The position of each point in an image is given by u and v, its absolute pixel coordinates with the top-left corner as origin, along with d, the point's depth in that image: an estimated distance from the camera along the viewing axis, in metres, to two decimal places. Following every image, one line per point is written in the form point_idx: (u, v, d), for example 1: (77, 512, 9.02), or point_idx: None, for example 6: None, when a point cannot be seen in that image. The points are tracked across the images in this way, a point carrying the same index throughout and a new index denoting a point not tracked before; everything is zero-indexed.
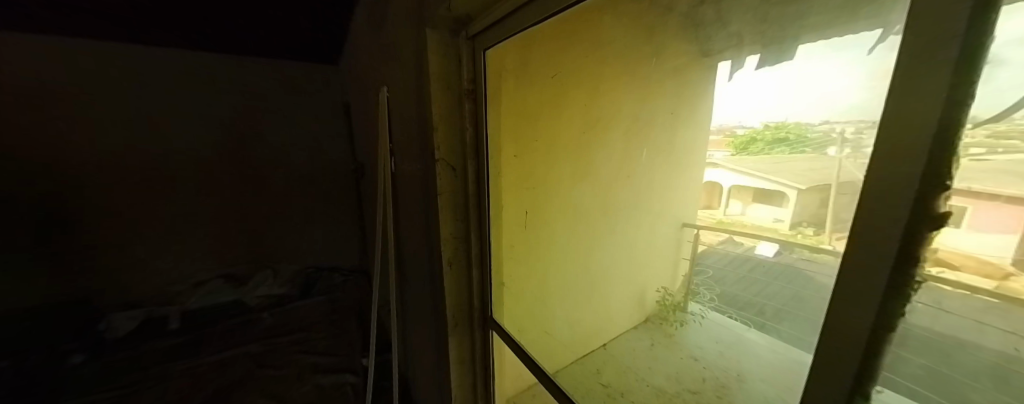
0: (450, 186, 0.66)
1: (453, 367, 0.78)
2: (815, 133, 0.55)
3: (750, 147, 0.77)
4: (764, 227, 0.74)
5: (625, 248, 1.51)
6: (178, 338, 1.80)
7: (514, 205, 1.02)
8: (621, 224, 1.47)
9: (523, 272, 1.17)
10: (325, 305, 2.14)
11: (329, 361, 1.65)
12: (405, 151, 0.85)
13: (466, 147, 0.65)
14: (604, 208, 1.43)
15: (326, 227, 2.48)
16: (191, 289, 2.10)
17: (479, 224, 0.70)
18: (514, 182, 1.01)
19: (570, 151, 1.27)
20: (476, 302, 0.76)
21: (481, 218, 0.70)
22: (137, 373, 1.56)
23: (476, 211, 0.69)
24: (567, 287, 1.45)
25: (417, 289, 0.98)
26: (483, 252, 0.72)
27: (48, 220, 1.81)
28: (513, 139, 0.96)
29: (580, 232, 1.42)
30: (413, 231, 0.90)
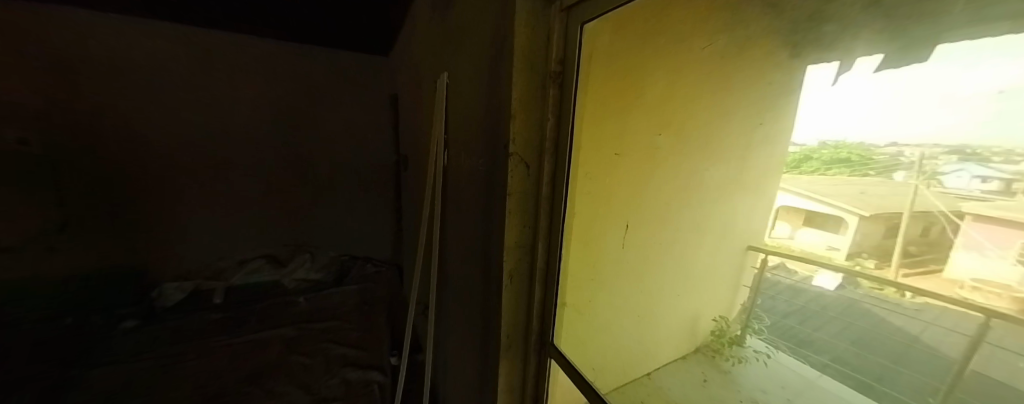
0: (522, 185, 0.56)
1: (500, 397, 0.68)
2: (882, 157, 0.65)
3: (803, 166, 0.85)
4: (815, 253, 0.88)
5: (684, 274, 1.33)
6: (220, 314, 1.86)
7: (586, 218, 0.89)
8: (701, 250, 1.32)
9: (590, 293, 1.02)
10: (357, 295, 2.13)
11: (358, 355, 1.62)
12: (465, 144, 0.77)
13: (544, 141, 0.54)
14: (690, 232, 1.28)
15: (364, 218, 2.50)
16: (236, 265, 2.17)
17: (551, 236, 0.59)
18: (592, 192, 0.89)
19: (651, 154, 1.08)
20: (536, 326, 0.66)
21: (555, 230, 0.58)
22: (180, 344, 1.62)
23: (549, 220, 0.59)
24: (619, 302, 1.22)
25: (462, 296, 0.90)
26: (553, 270, 0.61)
27: (117, 190, 1.93)
28: (616, 137, 0.94)
29: (662, 252, 1.27)
30: (467, 236, 0.81)
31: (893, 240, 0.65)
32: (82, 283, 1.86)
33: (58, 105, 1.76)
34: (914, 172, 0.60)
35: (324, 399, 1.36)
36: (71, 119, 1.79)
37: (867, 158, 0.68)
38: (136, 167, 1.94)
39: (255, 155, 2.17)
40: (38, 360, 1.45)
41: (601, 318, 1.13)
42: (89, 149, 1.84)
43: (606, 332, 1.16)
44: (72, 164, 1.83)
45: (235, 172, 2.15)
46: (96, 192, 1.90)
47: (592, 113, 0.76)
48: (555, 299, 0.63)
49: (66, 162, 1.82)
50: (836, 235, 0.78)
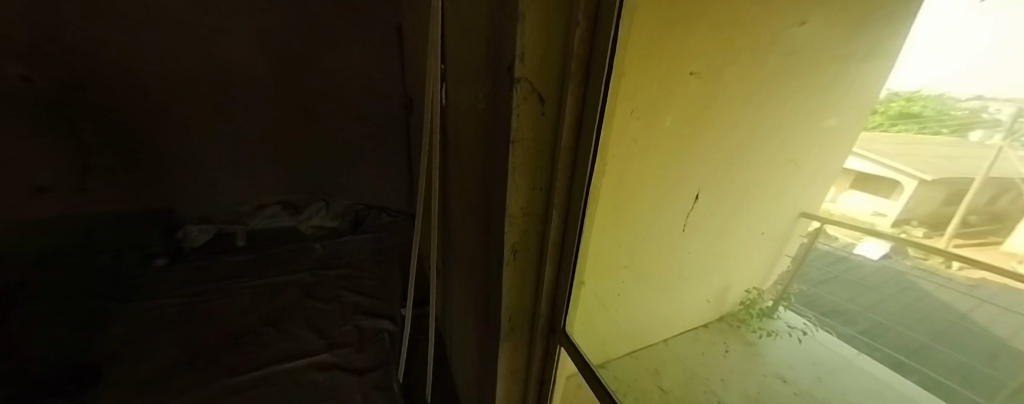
0: (532, 135, 0.39)
1: (500, 378, 0.61)
2: (960, 112, 0.51)
3: (887, 117, 0.67)
4: (859, 219, 0.77)
5: (721, 242, 1.15)
6: (242, 256, 1.92)
7: (626, 171, 0.74)
8: (753, 215, 1.12)
9: (628, 257, 0.90)
10: (371, 244, 2.12)
11: (370, 303, 1.64)
12: (464, 75, 0.59)
13: (570, 68, 0.36)
14: (743, 195, 1.06)
15: (376, 166, 2.40)
16: (253, 211, 2.20)
17: (570, 207, 0.44)
18: (642, 139, 0.72)
19: (715, 90, 0.80)
20: (545, 311, 0.54)
21: (576, 198, 0.43)
22: (205, 284, 1.70)
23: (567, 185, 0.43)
24: (642, 270, 1.07)
25: (463, 261, 0.79)
26: (570, 250, 0.47)
27: (124, 133, 1.87)
28: (664, 60, 0.68)
29: (714, 217, 1.08)
30: (468, 196, 0.66)
31: (952, 207, 0.54)
32: (105, 222, 1.89)
33: (44, 39, 1.61)
34: (998, 131, 0.47)
35: (337, 344, 1.40)
36: (62, 56, 1.66)
37: (946, 112, 0.53)
38: (138, 109, 1.86)
39: (257, 97, 2.03)
40: (83, 293, 1.57)
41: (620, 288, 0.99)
42: (81, 87, 1.73)
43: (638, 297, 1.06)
44: (69, 103, 1.74)
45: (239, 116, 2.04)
46: (105, 135, 1.84)
47: (639, 32, 0.54)
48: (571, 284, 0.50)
49: (63, 103, 1.73)
50: (885, 200, 0.67)
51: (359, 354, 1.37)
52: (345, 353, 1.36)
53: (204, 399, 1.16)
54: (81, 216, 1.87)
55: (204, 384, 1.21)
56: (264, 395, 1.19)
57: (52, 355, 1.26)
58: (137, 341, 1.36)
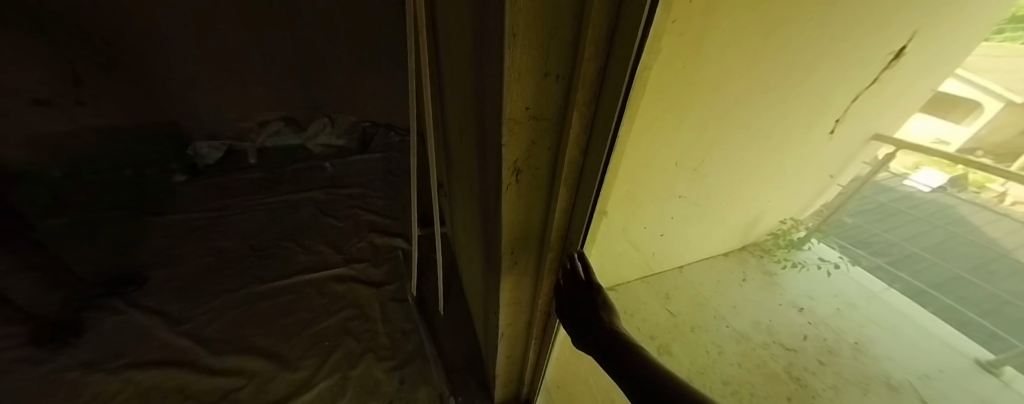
0: None
1: (504, 304, 0.57)
2: None
3: None
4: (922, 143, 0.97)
5: (775, 172, 0.92)
6: (256, 173, 1.92)
7: (694, 86, 0.54)
8: (823, 135, 0.85)
9: (675, 186, 0.77)
10: (381, 164, 2.07)
11: (384, 222, 1.64)
12: None
13: None
14: (824, 113, 0.76)
15: (377, 75, 2.15)
16: (258, 127, 2.08)
17: (598, 110, 0.29)
18: (735, 45, 0.48)
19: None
20: (555, 245, 0.45)
21: (610, 99, 0.27)
22: (224, 200, 1.73)
23: (598, 77, 0.27)
24: (673, 220, 0.90)
25: (462, 181, 0.68)
26: (592, 175, 0.33)
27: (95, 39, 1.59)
28: None
29: (777, 149, 0.81)
30: (464, 94, 0.50)
31: None
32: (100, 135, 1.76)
33: None
34: None
35: (355, 259, 1.45)
36: None
37: None
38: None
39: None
40: (111, 205, 1.62)
41: (644, 235, 0.89)
42: None
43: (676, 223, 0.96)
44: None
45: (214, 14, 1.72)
46: (70, 41, 1.55)
47: None
48: (590, 216, 0.38)
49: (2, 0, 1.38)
50: None
51: (376, 268, 1.41)
52: (362, 268, 1.41)
53: (240, 302, 1.26)
54: (65, 131, 1.68)
55: (237, 289, 1.31)
56: (292, 301, 1.27)
57: (96, 260, 1.35)
58: (172, 250, 1.45)
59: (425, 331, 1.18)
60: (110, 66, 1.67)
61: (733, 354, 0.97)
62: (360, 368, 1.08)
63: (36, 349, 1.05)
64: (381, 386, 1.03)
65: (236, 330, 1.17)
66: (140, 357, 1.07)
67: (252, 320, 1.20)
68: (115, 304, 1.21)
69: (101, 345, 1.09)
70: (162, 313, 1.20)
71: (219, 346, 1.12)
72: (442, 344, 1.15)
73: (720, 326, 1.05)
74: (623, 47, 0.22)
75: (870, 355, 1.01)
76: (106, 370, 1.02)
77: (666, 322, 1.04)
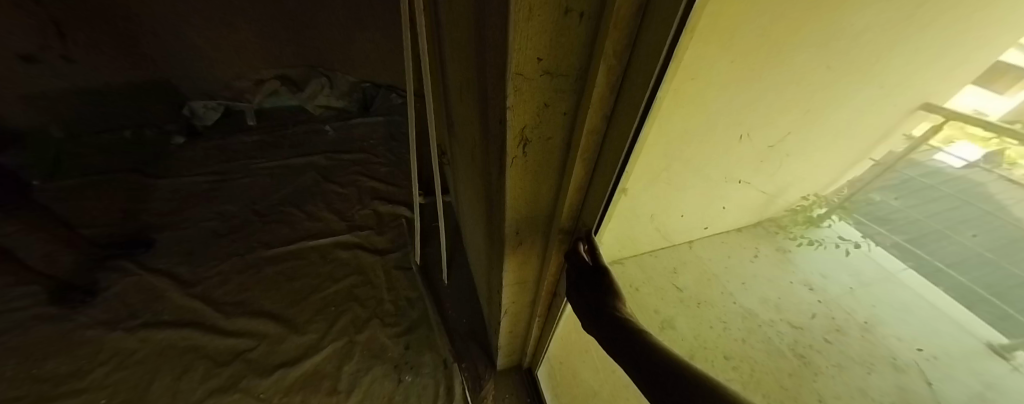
0: None
1: (508, 283, 0.54)
2: None
3: None
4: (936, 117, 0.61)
5: (812, 145, 0.71)
6: (256, 137, 1.86)
7: (763, 48, 0.44)
8: (886, 100, 0.60)
9: (732, 158, 0.72)
10: (384, 128, 1.99)
11: (386, 189, 1.60)
12: None
13: None
14: (888, 75, 0.52)
15: (376, 31, 1.95)
16: (254, 87, 1.99)
17: (632, 64, 0.23)
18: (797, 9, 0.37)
19: None
20: (565, 224, 0.40)
21: (650, 50, 0.20)
22: (224, 163, 1.69)
23: (635, 18, 0.20)
24: (680, 189, 0.79)
25: (465, 149, 0.62)
26: (618, 147, 0.27)
27: None
28: None
29: (811, 116, 0.62)
30: (465, 47, 0.43)
31: None
32: (93, 95, 1.69)
33: None
34: None
35: (358, 227, 1.43)
36: None
37: None
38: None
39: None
40: (116, 166, 1.62)
41: (652, 207, 0.79)
42: None
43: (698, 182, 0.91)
44: None
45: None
46: None
47: None
48: (610, 195, 0.33)
49: None
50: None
51: (379, 236, 1.40)
52: (365, 235, 1.40)
53: (247, 266, 1.27)
54: (55, 92, 1.61)
55: (243, 253, 1.31)
56: (297, 266, 1.28)
57: (105, 223, 1.35)
58: (178, 213, 1.45)
59: (428, 299, 1.18)
60: (92, 18, 1.55)
61: (738, 331, 0.90)
62: (367, 333, 1.10)
63: (54, 307, 1.08)
64: (387, 350, 1.06)
65: (244, 293, 1.19)
66: (154, 316, 1.09)
67: (259, 284, 1.22)
68: (125, 265, 1.23)
69: (116, 304, 1.12)
70: (172, 274, 1.22)
71: (229, 308, 1.14)
72: (446, 312, 1.15)
73: (728, 304, 0.96)
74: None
75: (883, 336, 0.83)
76: (123, 328, 1.05)
77: (672, 294, 0.95)
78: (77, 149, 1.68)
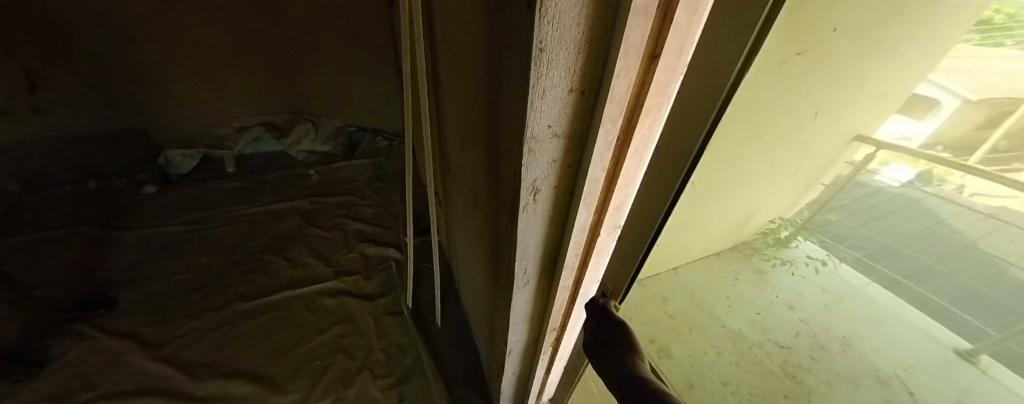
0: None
1: (515, 322, 0.55)
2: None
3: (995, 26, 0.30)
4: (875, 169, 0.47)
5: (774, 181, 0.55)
6: (235, 183, 1.82)
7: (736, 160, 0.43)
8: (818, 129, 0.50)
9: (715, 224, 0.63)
10: (370, 169, 2.01)
11: (374, 231, 1.59)
12: None
13: None
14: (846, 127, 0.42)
15: (362, 78, 2.03)
16: (237, 134, 1.96)
17: (637, 140, 0.30)
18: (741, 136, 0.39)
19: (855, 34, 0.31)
20: (572, 263, 0.43)
21: (678, 149, 0.28)
22: (200, 212, 1.63)
23: (637, 107, 0.27)
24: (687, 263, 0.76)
25: (463, 191, 0.66)
26: (656, 210, 0.33)
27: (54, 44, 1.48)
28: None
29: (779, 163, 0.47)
30: (470, 107, 0.48)
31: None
32: (61, 146, 1.66)
33: None
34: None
35: (345, 271, 1.39)
36: None
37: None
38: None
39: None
40: (77, 219, 1.52)
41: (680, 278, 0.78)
42: None
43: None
44: None
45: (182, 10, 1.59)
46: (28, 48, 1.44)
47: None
48: (643, 255, 0.38)
49: None
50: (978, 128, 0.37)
51: (367, 280, 1.36)
52: (353, 281, 1.35)
53: (222, 322, 1.19)
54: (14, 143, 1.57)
55: (218, 309, 1.23)
56: (279, 318, 1.21)
57: (61, 282, 1.25)
58: (146, 266, 1.36)
59: (422, 344, 1.14)
60: (72, 74, 1.56)
61: (729, 355, 0.84)
62: (356, 388, 1.03)
63: None
64: None
65: (220, 351, 1.10)
66: (112, 386, 0.99)
67: (237, 341, 1.13)
68: (82, 329, 1.12)
69: (68, 375, 1.00)
70: (135, 336, 1.12)
71: (201, 371, 1.05)
72: (441, 357, 1.11)
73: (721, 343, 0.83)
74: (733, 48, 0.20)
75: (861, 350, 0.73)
76: None
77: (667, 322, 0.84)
78: (35, 202, 1.58)
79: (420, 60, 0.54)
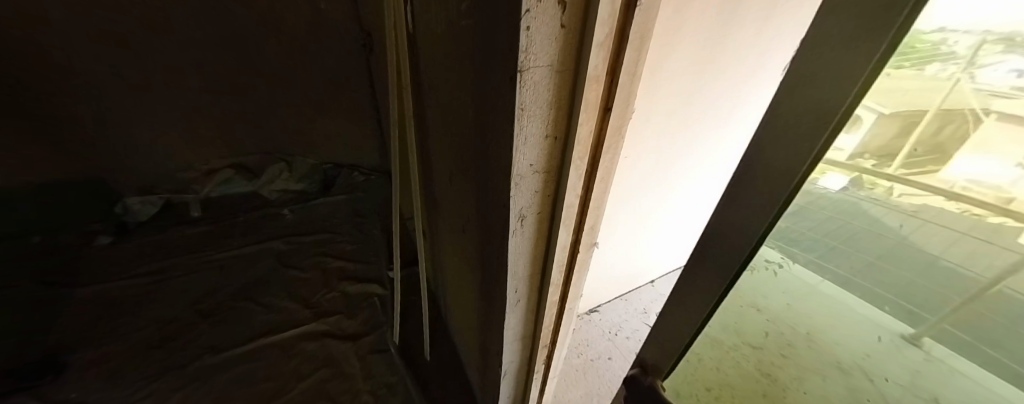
0: (560, 77, 0.29)
1: (508, 343, 0.58)
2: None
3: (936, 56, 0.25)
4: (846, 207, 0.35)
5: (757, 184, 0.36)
6: (203, 227, 1.75)
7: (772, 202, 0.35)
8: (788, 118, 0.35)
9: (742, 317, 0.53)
10: (348, 206, 1.99)
11: (355, 268, 1.56)
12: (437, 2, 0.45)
13: (645, 32, 0.29)
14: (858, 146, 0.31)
15: (338, 116, 2.05)
16: (204, 176, 1.89)
17: (600, 174, 0.38)
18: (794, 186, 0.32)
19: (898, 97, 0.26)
20: (556, 279, 0.48)
21: None
22: (164, 260, 1.54)
23: (598, 148, 0.35)
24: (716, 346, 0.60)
25: (450, 220, 0.71)
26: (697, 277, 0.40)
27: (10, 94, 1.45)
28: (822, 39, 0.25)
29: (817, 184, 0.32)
30: (457, 148, 0.54)
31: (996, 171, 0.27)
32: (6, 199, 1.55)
33: None
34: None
35: (325, 312, 1.34)
36: None
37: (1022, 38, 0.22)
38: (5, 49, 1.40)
39: (169, 31, 1.56)
40: (19, 277, 1.40)
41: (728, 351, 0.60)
42: None
43: (615, 225, 1.10)
44: None
45: (152, 57, 1.60)
46: None
47: None
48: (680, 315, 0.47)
49: None
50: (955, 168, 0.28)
51: (350, 320, 1.31)
52: (335, 321, 1.31)
53: (190, 378, 1.10)
54: None
55: (184, 364, 1.14)
56: (255, 369, 1.14)
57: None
58: (101, 323, 1.25)
59: (411, 381, 1.11)
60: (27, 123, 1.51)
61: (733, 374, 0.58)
62: None
63: None
64: None
65: None
66: None
67: (206, 399, 1.05)
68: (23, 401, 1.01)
69: None
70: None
71: None
72: (432, 393, 1.09)
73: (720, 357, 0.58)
74: (853, 76, 0.23)
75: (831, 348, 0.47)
76: None
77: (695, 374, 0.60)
78: None
79: (409, 107, 0.63)
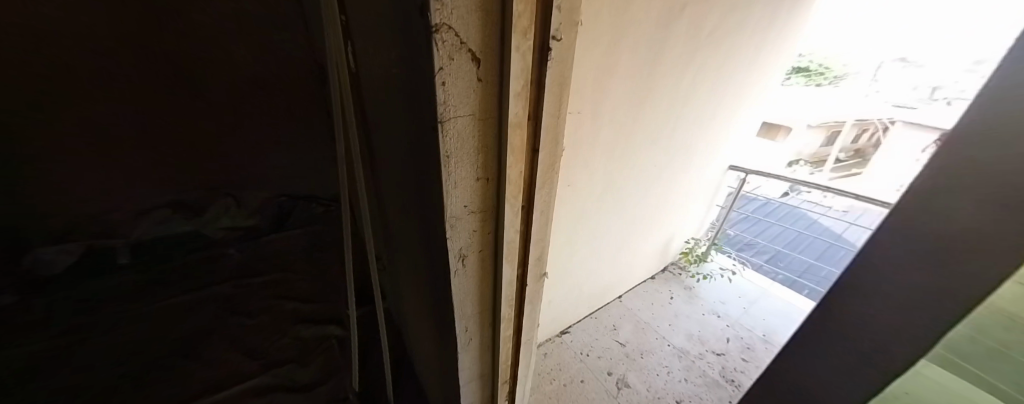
0: (484, 124, 0.30)
1: (466, 383, 0.55)
2: None
3: None
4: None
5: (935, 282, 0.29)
6: (130, 276, 1.55)
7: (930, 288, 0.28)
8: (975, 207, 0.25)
9: None
10: (303, 241, 1.88)
11: (310, 309, 1.45)
12: (371, 47, 0.45)
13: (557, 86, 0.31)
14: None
15: (291, 148, 1.96)
16: (133, 219, 1.70)
17: (535, 210, 0.39)
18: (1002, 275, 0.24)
19: None
20: (507, 313, 0.48)
21: None
22: (79, 319, 1.34)
23: (530, 186, 0.37)
24: None
25: (404, 259, 0.69)
26: None
27: None
28: None
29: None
30: (402, 186, 0.53)
31: None
32: None
33: None
34: None
35: (275, 362, 1.22)
36: None
37: None
38: None
39: (90, 64, 1.43)
40: None
41: None
42: None
43: (573, 246, 1.10)
44: None
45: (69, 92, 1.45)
46: None
47: None
48: None
49: None
50: None
51: (303, 368, 1.20)
52: (286, 372, 1.19)
53: None
54: None
55: None
56: None
57: None
58: None
59: None
60: None
61: None
62: None
63: None
64: None
65: None
66: None
67: None
68: None
69: None
70: None
71: None
72: None
73: None
74: None
75: None
76: None
77: None
78: None
79: (354, 147, 0.61)
